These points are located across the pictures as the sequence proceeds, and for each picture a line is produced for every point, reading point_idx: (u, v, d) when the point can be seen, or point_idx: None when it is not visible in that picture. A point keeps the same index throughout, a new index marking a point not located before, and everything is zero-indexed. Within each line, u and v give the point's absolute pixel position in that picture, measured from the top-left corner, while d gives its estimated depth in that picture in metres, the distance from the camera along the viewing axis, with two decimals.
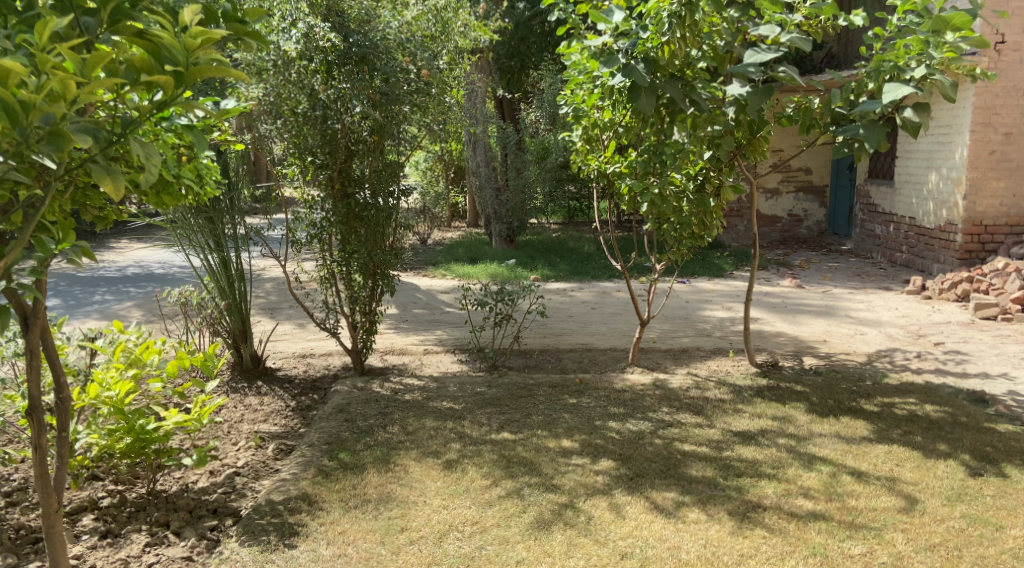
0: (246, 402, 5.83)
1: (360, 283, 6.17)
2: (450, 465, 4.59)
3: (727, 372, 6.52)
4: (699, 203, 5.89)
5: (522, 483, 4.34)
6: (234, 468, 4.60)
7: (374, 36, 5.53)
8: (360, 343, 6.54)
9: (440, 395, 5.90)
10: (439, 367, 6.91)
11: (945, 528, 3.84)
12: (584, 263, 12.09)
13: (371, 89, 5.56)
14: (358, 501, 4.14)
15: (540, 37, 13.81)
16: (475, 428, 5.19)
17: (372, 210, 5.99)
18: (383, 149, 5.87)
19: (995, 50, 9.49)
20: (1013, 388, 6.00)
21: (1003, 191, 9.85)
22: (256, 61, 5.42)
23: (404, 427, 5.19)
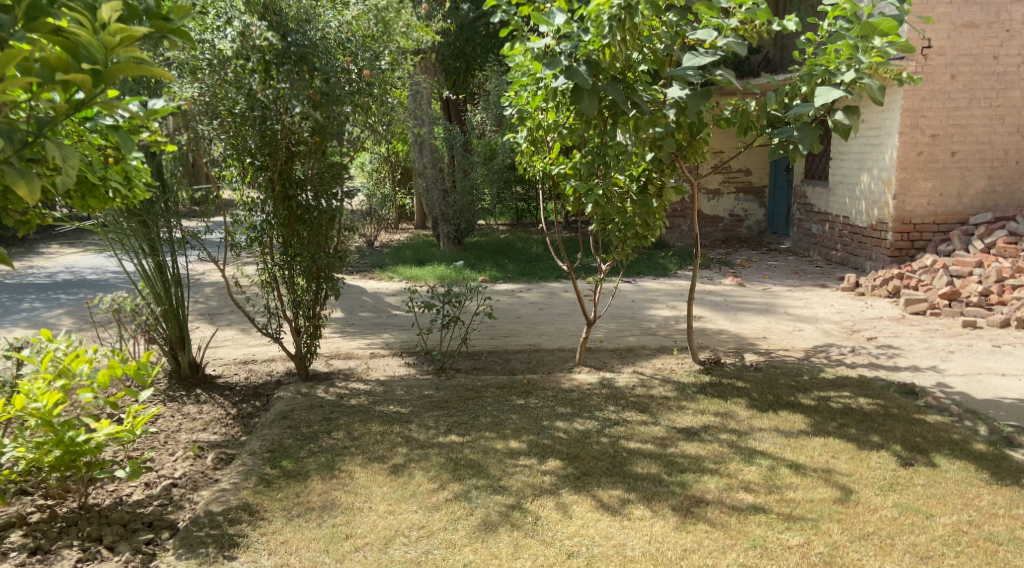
0: (184, 411, 5.69)
1: (304, 287, 6.12)
2: (396, 469, 4.55)
3: (671, 370, 6.60)
4: (642, 203, 6.01)
5: (469, 486, 4.32)
6: (172, 479, 4.48)
7: (312, 36, 5.46)
8: (304, 348, 6.46)
9: (386, 399, 5.84)
10: (386, 370, 6.86)
11: (877, 517, 3.96)
12: (531, 265, 12.12)
13: (311, 90, 5.45)
14: (301, 509, 4.08)
15: (486, 39, 13.36)
16: (421, 431, 5.15)
17: (314, 212, 5.94)
18: (325, 149, 5.79)
19: (923, 54, 9.84)
20: (941, 380, 6.23)
21: (931, 190, 10.21)
22: (190, 59, 5.33)
23: (349, 432, 5.13)
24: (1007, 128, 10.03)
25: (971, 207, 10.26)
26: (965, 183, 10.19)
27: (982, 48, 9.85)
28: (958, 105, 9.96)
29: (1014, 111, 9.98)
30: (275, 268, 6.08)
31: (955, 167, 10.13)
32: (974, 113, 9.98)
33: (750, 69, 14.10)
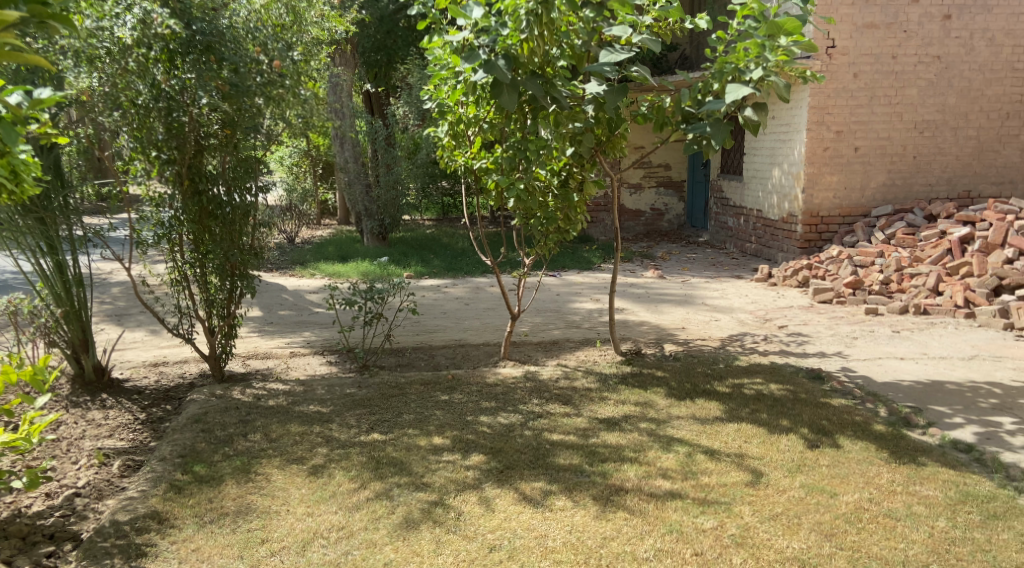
0: (88, 418, 5.46)
1: (217, 285, 5.99)
2: (315, 471, 4.46)
3: (595, 362, 6.70)
4: (563, 197, 6.12)
5: (391, 484, 4.28)
6: (75, 488, 4.31)
7: (219, 24, 5.27)
8: (218, 348, 6.31)
9: (306, 398, 5.72)
10: (307, 369, 6.72)
11: (785, 498, 4.10)
12: (456, 259, 12.09)
13: (219, 80, 5.31)
14: (215, 515, 3.96)
15: (406, 31, 13.08)
16: (342, 430, 5.06)
17: (227, 208, 5.79)
18: (237, 143, 5.61)
19: (828, 54, 10.27)
20: (845, 365, 6.51)
21: (836, 184, 10.65)
22: (87, 48, 5.02)
23: (265, 434, 5.00)
24: (906, 125, 10.51)
25: (873, 200, 10.74)
26: (869, 177, 10.66)
27: (882, 48, 10.30)
28: (860, 103, 10.41)
29: (911, 108, 10.46)
30: (185, 266, 5.91)
31: (858, 162, 10.58)
32: (875, 110, 10.43)
33: (668, 66, 14.39)
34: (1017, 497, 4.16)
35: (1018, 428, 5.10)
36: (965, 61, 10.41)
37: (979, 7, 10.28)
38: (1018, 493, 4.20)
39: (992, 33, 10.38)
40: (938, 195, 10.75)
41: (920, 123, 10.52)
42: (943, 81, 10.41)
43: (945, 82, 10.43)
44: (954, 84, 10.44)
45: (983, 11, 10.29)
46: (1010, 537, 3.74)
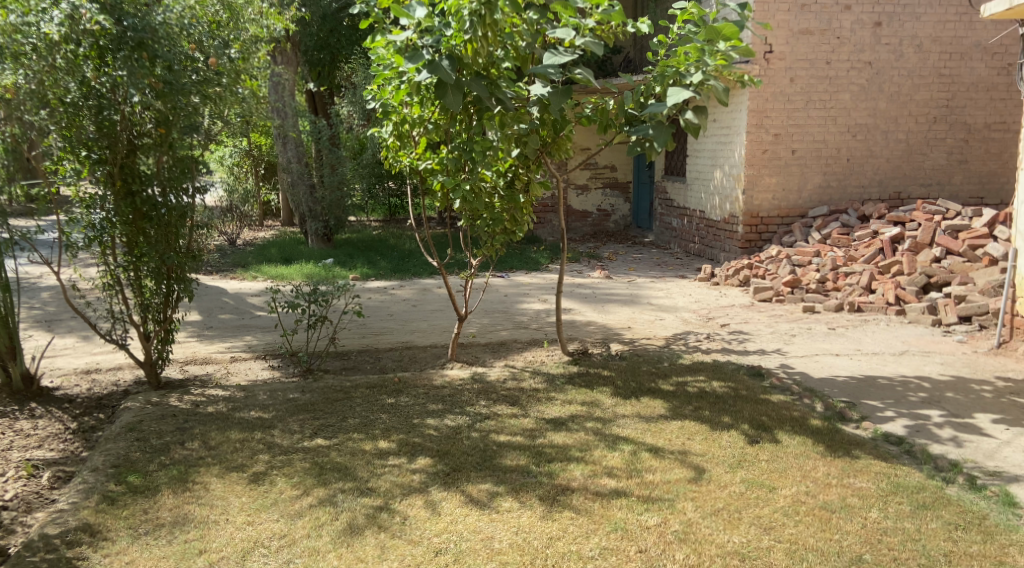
0: (15, 428, 5.20)
1: (152, 289, 5.74)
2: (256, 478, 4.31)
3: (542, 362, 6.68)
4: (509, 199, 6.02)
5: (334, 490, 4.16)
6: (0, 502, 4.11)
7: (152, 20, 4.95)
8: (154, 354, 6.09)
9: (247, 404, 5.54)
10: (247, 375, 6.52)
11: (727, 493, 4.13)
12: (403, 261, 11.95)
13: (153, 78, 5.02)
14: (149, 526, 3.81)
15: (349, 31, 12.78)
16: (285, 436, 4.90)
17: (162, 210, 5.53)
18: (172, 142, 5.39)
19: (766, 59, 10.46)
20: (784, 361, 6.63)
21: (775, 186, 10.88)
22: (10, 44, 4.79)
23: (204, 442, 4.82)
24: (839, 128, 10.78)
25: (810, 201, 11.01)
26: (804, 179, 10.91)
27: (816, 53, 10.57)
28: (797, 107, 10.67)
29: (844, 113, 10.74)
30: (118, 270, 5.63)
31: (796, 164, 10.84)
32: (810, 114, 10.71)
33: (612, 68, 14.49)
34: (944, 487, 4.21)
35: (945, 420, 5.17)
36: (894, 67, 10.70)
37: (908, 15, 10.59)
38: (945, 482, 4.26)
39: (920, 40, 10.67)
40: (870, 196, 11.04)
41: (853, 127, 10.79)
42: (873, 86, 10.71)
43: (876, 87, 10.71)
44: (884, 89, 10.73)
45: (912, 19, 10.60)
46: (938, 527, 3.77)
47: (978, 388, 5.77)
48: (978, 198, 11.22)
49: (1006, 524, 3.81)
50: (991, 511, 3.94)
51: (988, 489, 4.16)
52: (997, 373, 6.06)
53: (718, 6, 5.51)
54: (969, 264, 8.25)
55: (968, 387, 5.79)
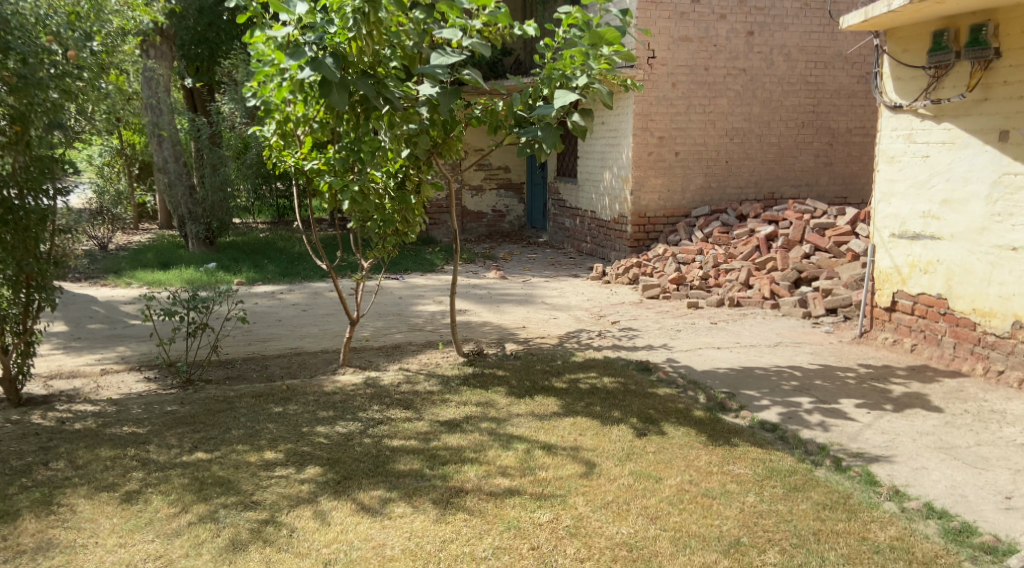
0: None
1: (9, 298, 5.37)
2: (129, 498, 4.09)
3: (436, 364, 6.65)
4: (400, 200, 5.93)
5: (216, 506, 4.00)
6: None
7: (3, 10, 4.62)
8: (13, 369, 5.68)
9: (119, 419, 5.25)
10: (119, 389, 6.16)
11: (616, 486, 4.23)
12: (292, 264, 11.62)
13: (5, 72, 4.65)
14: (9, 554, 3.56)
15: (229, 25, 12.15)
16: (161, 451, 4.67)
17: (20, 213, 5.08)
18: (30, 141, 5.01)
19: (648, 63, 10.84)
20: (670, 356, 6.86)
21: (660, 187, 11.25)
22: None
23: (71, 461, 4.53)
24: (717, 132, 11.27)
25: (692, 201, 11.44)
26: (687, 180, 11.34)
27: (695, 60, 11.00)
28: (679, 110, 11.07)
29: (722, 117, 11.24)
30: None
31: (679, 166, 11.24)
32: (691, 118, 11.14)
33: (503, 70, 14.57)
34: (814, 469, 4.47)
35: (815, 406, 5.49)
36: (766, 74, 11.25)
37: (777, 25, 11.15)
38: (814, 465, 4.52)
39: (788, 49, 11.27)
40: (747, 197, 11.59)
41: (730, 131, 11.31)
42: (748, 92, 11.24)
43: (750, 93, 11.25)
44: (758, 95, 11.28)
45: (780, 29, 11.17)
46: (808, 507, 4.00)
47: (843, 374, 6.16)
48: (843, 198, 11.95)
49: (868, 502, 4.08)
50: (855, 490, 4.22)
51: (852, 470, 4.44)
52: (860, 360, 6.49)
53: (601, 12, 5.64)
54: (834, 260, 8.78)
55: (835, 375, 6.17)
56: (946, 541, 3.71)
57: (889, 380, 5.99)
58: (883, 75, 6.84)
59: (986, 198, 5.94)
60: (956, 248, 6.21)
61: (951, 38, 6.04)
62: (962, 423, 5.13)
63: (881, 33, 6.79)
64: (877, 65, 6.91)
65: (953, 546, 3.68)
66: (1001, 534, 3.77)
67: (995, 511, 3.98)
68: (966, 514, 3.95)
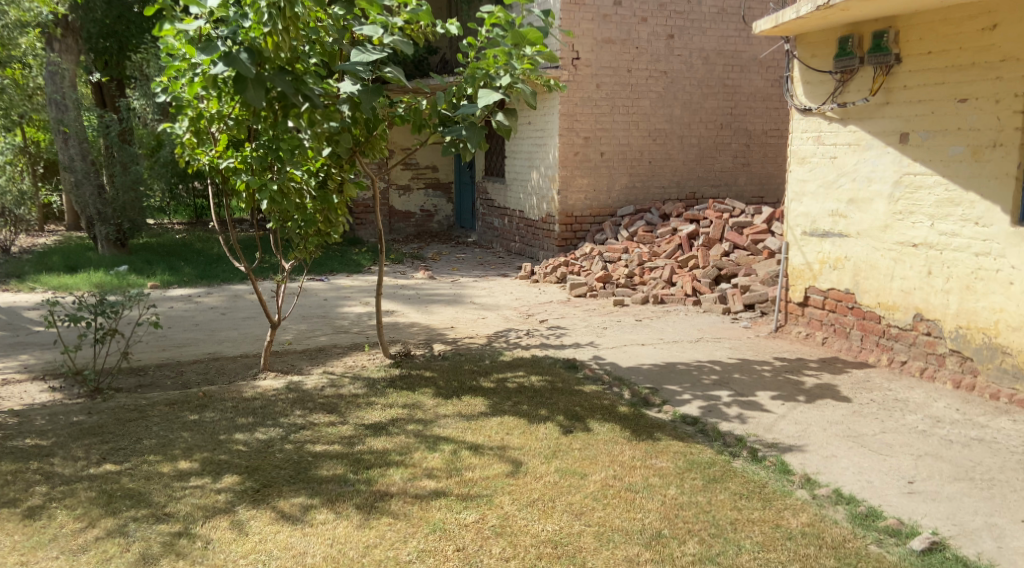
0: None
1: None
2: (31, 513, 3.90)
3: (362, 367, 6.57)
4: (322, 200, 5.83)
5: (126, 519, 3.85)
6: None
7: None
8: None
9: (22, 432, 4.99)
10: (22, 399, 5.86)
11: (542, 483, 4.26)
12: (210, 266, 11.29)
13: None
14: None
15: (140, 18, 11.58)
16: (67, 464, 4.47)
17: None
18: None
19: (573, 65, 10.95)
20: (597, 353, 6.94)
21: (586, 186, 11.38)
22: None
23: None
24: (641, 133, 11.47)
25: (618, 200, 11.61)
26: (612, 180, 11.49)
27: (618, 62, 11.16)
28: (603, 111, 11.22)
29: (644, 118, 11.44)
30: None
31: (604, 166, 11.39)
32: (615, 119, 11.30)
33: (428, 69, 14.49)
34: (732, 460, 4.60)
35: (733, 399, 5.65)
36: (686, 77, 11.51)
37: (695, 28, 11.43)
38: (732, 456, 4.65)
39: (707, 53, 11.56)
40: (670, 196, 11.83)
41: (653, 132, 11.52)
42: (669, 94, 11.48)
43: (671, 95, 11.49)
44: (678, 97, 11.54)
45: (699, 33, 11.46)
46: (726, 497, 4.11)
47: (760, 367, 6.36)
48: (759, 197, 12.33)
49: (782, 490, 4.22)
50: (770, 479, 4.36)
51: (767, 460, 4.59)
52: (776, 354, 6.71)
53: (524, 12, 5.66)
54: (752, 257, 9.06)
55: (752, 368, 6.37)
56: (853, 526, 3.87)
57: (802, 372, 6.21)
58: (794, 78, 7.10)
59: (889, 197, 6.22)
60: (863, 245, 6.48)
61: (855, 44, 6.33)
62: (869, 411, 5.36)
63: (791, 39, 7.04)
64: (788, 70, 7.16)
65: (860, 530, 3.84)
66: (904, 517, 3.95)
67: (898, 495, 4.17)
68: (872, 499, 4.13)
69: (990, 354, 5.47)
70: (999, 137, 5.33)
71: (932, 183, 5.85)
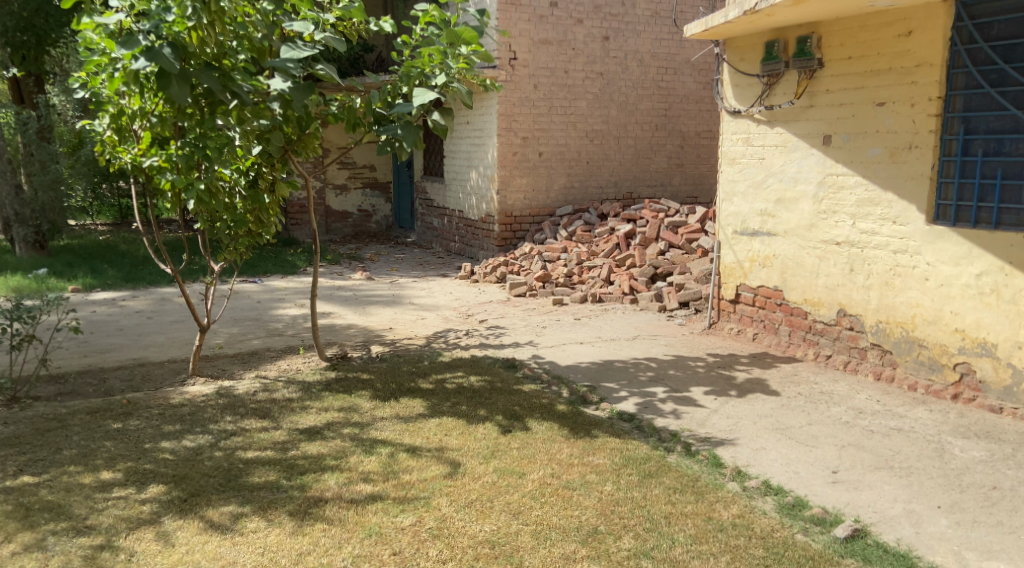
0: None
1: None
2: None
3: (296, 370, 6.46)
4: (252, 200, 5.71)
5: (44, 533, 3.70)
6: None
7: None
8: None
9: None
10: None
11: (480, 484, 4.26)
12: (136, 269, 10.93)
13: None
14: None
15: (60, 12, 11.25)
16: None
17: None
18: None
19: (510, 65, 10.97)
20: (535, 352, 6.97)
21: (525, 186, 11.42)
22: None
23: None
24: (578, 133, 11.57)
25: (556, 200, 11.69)
26: (551, 180, 11.56)
27: (555, 63, 11.23)
28: (541, 112, 11.27)
29: (582, 119, 11.55)
30: None
31: (542, 166, 11.45)
32: (553, 119, 11.37)
33: (364, 67, 14.34)
34: (666, 455, 4.68)
35: (668, 395, 5.74)
36: (621, 78, 11.67)
37: (630, 31, 11.61)
38: (666, 452, 4.73)
39: (642, 55, 11.75)
40: (607, 196, 11.96)
41: (590, 132, 11.63)
42: (605, 95, 11.61)
43: (607, 96, 11.63)
44: (614, 98, 11.68)
45: (633, 35, 11.64)
46: (660, 492, 4.18)
47: (694, 363, 6.49)
48: (693, 198, 12.57)
49: (714, 483, 4.32)
50: (703, 473, 4.45)
51: (700, 454, 4.68)
52: (709, 350, 6.85)
53: (459, 11, 5.66)
54: (686, 255, 9.23)
55: (687, 364, 6.49)
56: (781, 516, 3.98)
57: (734, 367, 6.36)
58: (723, 81, 7.27)
59: (813, 197, 6.41)
60: (790, 244, 6.67)
61: (781, 49, 6.51)
62: (796, 404, 5.51)
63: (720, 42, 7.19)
64: (718, 73, 7.32)
65: (788, 520, 3.95)
66: (829, 506, 4.07)
67: (824, 485, 4.31)
68: (799, 490, 4.25)
69: (908, 348, 5.72)
70: (914, 138, 5.54)
71: (853, 183, 6.05)
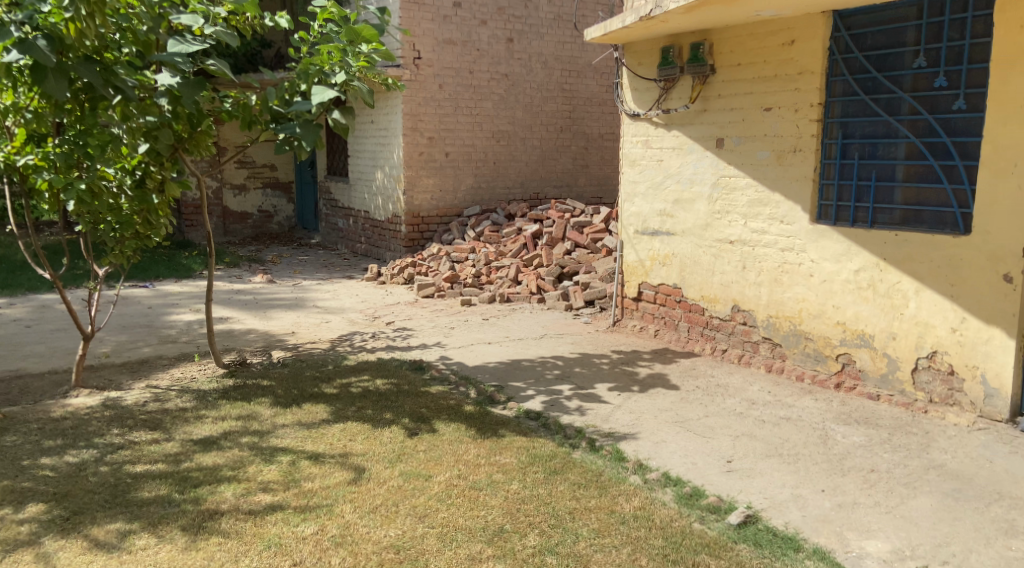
0: None
1: None
2: None
3: (192, 378, 6.21)
4: (138, 201, 5.44)
5: None
6: None
7: None
8: None
9: None
10: None
11: (385, 489, 4.20)
12: (14, 275, 10.27)
13: None
14: None
15: None
16: None
17: None
18: None
19: (415, 64, 10.87)
20: (443, 353, 6.94)
21: (432, 187, 11.35)
22: None
23: None
24: (485, 134, 11.60)
25: (464, 200, 11.68)
26: (458, 180, 11.54)
27: (460, 63, 11.20)
28: (446, 112, 11.22)
29: (487, 119, 11.58)
30: None
31: (449, 166, 11.41)
32: (458, 119, 11.35)
33: (263, 64, 13.95)
34: (571, 452, 4.74)
35: (573, 393, 5.82)
36: (526, 80, 11.76)
37: (534, 33, 11.71)
38: (571, 448, 4.79)
39: (545, 58, 11.88)
40: (514, 196, 12.02)
41: (496, 132, 11.67)
42: (511, 96, 11.67)
43: (513, 97, 11.70)
44: (519, 99, 11.76)
45: (537, 37, 11.74)
46: (565, 488, 4.23)
47: (598, 361, 6.61)
48: (597, 198, 12.79)
49: (617, 477, 4.40)
50: (605, 467, 4.53)
51: (603, 449, 4.77)
52: (613, 347, 6.99)
53: (359, 8, 5.56)
54: (591, 255, 9.38)
55: (591, 362, 6.60)
56: (679, 506, 4.10)
57: (636, 363, 6.51)
58: (623, 85, 7.42)
59: (708, 197, 6.63)
60: (687, 242, 6.88)
61: (676, 54, 6.70)
62: (694, 398, 5.69)
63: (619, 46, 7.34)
64: (619, 76, 7.47)
65: (685, 509, 4.07)
66: (724, 494, 4.22)
67: (719, 474, 4.46)
68: (696, 480, 4.39)
69: (796, 340, 5.99)
70: (798, 142, 5.82)
71: (744, 184, 6.29)
